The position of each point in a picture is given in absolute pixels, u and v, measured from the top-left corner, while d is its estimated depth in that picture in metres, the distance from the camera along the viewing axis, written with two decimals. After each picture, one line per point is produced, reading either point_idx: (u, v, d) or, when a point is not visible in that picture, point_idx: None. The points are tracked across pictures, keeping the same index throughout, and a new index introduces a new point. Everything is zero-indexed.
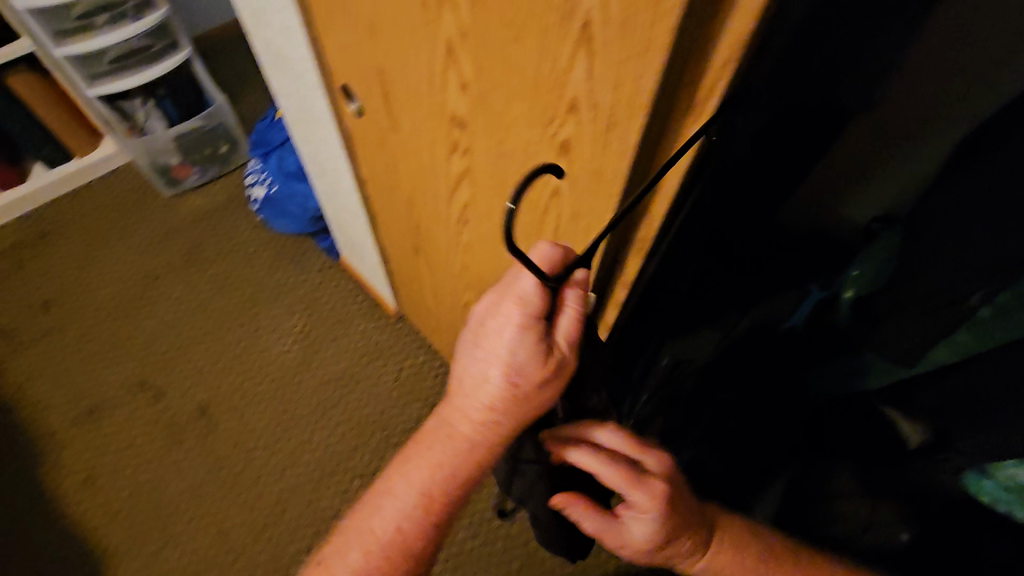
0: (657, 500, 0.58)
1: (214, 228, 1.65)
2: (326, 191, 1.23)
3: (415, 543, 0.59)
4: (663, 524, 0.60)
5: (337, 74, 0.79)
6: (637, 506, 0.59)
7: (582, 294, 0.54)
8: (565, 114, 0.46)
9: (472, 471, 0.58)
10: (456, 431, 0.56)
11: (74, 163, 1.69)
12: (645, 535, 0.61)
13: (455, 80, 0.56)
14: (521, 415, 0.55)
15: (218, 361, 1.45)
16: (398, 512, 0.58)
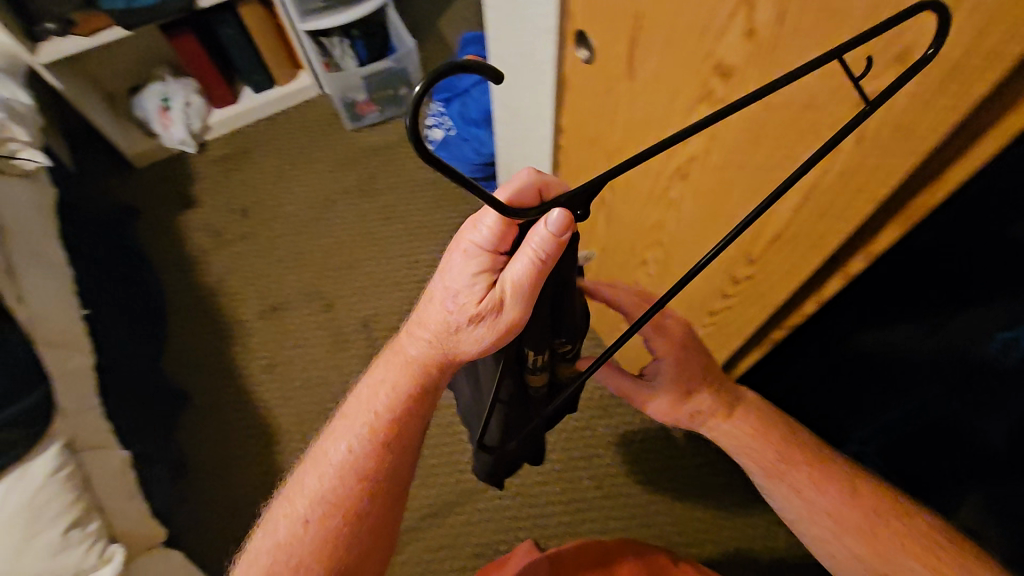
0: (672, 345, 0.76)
1: (388, 163, 1.78)
2: (508, 138, 1.29)
3: (370, 459, 0.64)
4: (677, 365, 0.76)
5: (575, 19, 0.82)
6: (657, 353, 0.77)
7: (554, 239, 0.49)
8: (888, 63, 0.47)
9: (418, 392, 0.64)
10: (405, 350, 0.63)
11: (275, 90, 1.88)
12: (667, 382, 0.77)
13: (739, 25, 0.57)
14: (458, 341, 0.59)
15: (381, 284, 1.60)
16: (355, 431, 0.64)
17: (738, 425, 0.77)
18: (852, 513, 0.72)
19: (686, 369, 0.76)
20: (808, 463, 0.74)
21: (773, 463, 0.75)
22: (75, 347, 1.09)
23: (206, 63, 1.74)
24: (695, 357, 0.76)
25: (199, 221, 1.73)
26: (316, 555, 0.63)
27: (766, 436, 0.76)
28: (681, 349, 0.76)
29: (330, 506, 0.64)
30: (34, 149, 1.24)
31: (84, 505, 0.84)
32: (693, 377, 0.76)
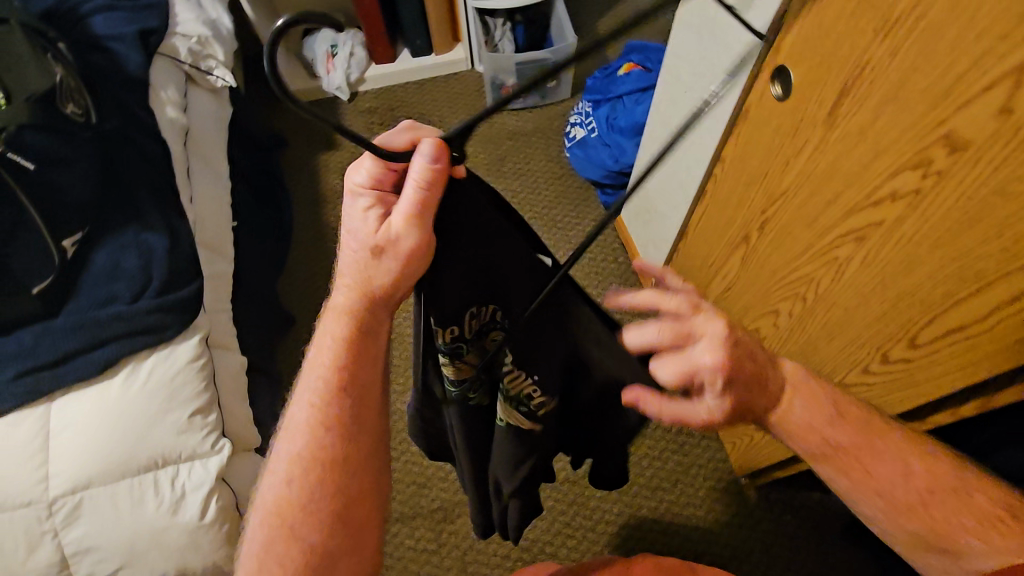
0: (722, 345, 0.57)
1: (522, 149, 1.80)
2: (653, 154, 1.26)
3: (327, 418, 0.60)
4: (728, 370, 0.57)
5: (780, 53, 0.78)
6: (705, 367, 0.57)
7: (426, 167, 0.53)
8: None
9: (361, 333, 0.61)
10: (337, 297, 0.62)
11: (432, 57, 1.94)
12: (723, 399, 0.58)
13: (997, 99, 0.53)
14: (376, 276, 0.59)
15: None
16: (309, 391, 0.61)
17: (791, 400, 0.62)
18: (907, 494, 0.59)
19: (739, 377, 0.58)
20: (857, 440, 0.60)
21: (821, 439, 0.60)
22: (221, 252, 1.19)
23: (377, 19, 1.82)
24: (746, 360, 0.58)
25: (336, 164, 1.82)
26: (301, 523, 0.58)
27: (817, 407, 0.61)
28: (729, 349, 0.57)
29: (304, 467, 0.59)
30: (226, 69, 1.35)
31: (208, 396, 0.93)
32: (746, 381, 0.58)
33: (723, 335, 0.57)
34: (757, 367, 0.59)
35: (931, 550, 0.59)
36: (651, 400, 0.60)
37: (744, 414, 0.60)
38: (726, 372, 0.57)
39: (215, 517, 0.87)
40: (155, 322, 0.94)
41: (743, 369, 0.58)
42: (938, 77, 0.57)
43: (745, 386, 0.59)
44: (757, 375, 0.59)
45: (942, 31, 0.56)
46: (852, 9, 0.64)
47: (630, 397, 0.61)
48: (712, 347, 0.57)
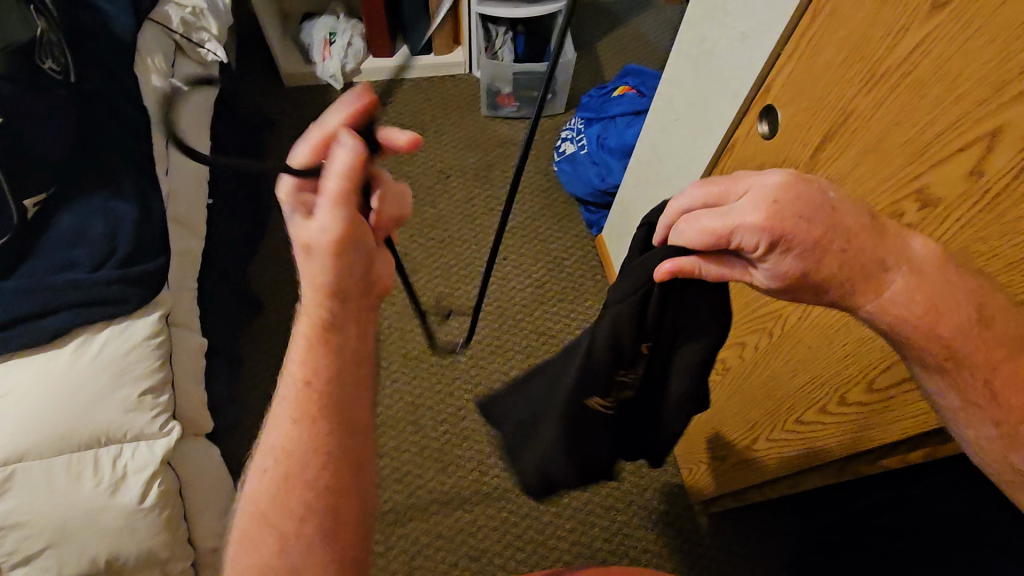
0: (788, 200, 0.48)
1: (512, 157, 1.80)
2: (639, 177, 1.28)
3: (305, 410, 0.54)
4: (794, 229, 0.48)
5: (770, 94, 0.81)
6: (758, 226, 0.49)
7: (354, 155, 0.51)
8: None
9: (331, 329, 0.55)
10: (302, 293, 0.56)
11: (431, 57, 1.94)
12: (780, 266, 0.50)
13: (970, 159, 0.56)
14: (322, 275, 0.53)
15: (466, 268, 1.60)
16: (285, 390, 0.56)
17: (905, 290, 0.50)
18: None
19: (811, 241, 0.48)
20: (988, 357, 0.51)
21: (944, 347, 0.51)
22: (193, 229, 1.16)
23: (379, 13, 1.81)
24: (822, 216, 0.48)
25: None
26: (280, 518, 0.54)
27: (950, 310, 0.50)
28: (797, 205, 0.48)
29: (281, 468, 0.54)
30: (218, 44, 1.32)
31: (162, 375, 0.91)
32: (822, 246, 0.48)
33: (776, 191, 0.49)
34: (831, 231, 0.48)
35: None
36: (689, 267, 0.56)
37: (807, 285, 0.51)
38: (776, 231, 0.48)
39: (156, 501, 0.84)
40: (116, 294, 0.90)
41: (802, 226, 0.48)
42: (914, 132, 0.60)
43: (809, 248, 0.48)
44: (832, 242, 0.48)
45: (923, 92, 0.58)
46: (841, 58, 0.66)
47: (664, 271, 0.56)
48: (755, 203, 0.49)
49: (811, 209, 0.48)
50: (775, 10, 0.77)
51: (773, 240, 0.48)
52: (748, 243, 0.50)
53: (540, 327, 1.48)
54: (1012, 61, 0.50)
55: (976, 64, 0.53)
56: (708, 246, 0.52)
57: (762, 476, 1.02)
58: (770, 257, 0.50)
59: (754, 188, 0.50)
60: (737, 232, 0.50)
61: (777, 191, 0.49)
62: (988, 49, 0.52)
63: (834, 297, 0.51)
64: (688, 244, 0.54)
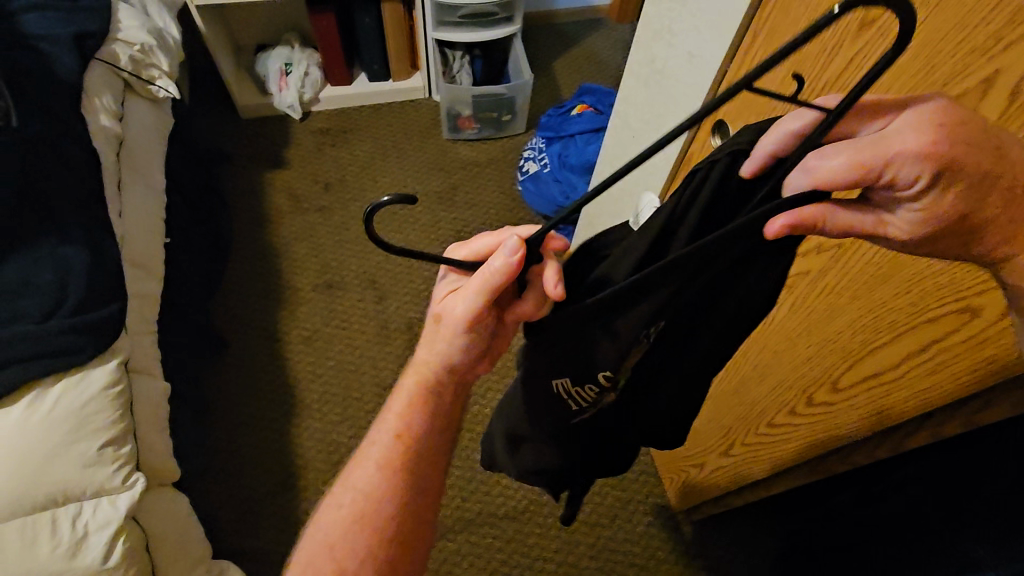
0: (954, 120, 0.40)
1: (475, 178, 1.81)
2: (602, 193, 1.30)
3: (399, 457, 0.58)
4: (964, 158, 0.40)
5: (720, 109, 0.83)
6: (927, 152, 0.39)
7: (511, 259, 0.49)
8: None
9: (435, 395, 0.59)
10: (423, 356, 0.59)
11: (389, 83, 1.94)
12: (933, 209, 0.42)
13: None
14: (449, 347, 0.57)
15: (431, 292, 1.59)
16: (382, 442, 0.59)
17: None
18: None
19: (976, 176, 0.41)
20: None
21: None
22: (150, 270, 1.13)
23: (334, 42, 1.81)
24: (989, 144, 0.41)
25: (284, 182, 1.77)
26: (344, 553, 0.57)
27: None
28: (963, 127, 0.40)
29: (370, 498, 0.58)
30: (170, 79, 1.31)
31: (123, 426, 0.87)
32: (984, 184, 0.42)
33: (941, 112, 0.40)
34: (999, 167, 0.41)
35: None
36: (814, 218, 0.43)
37: (950, 233, 0.44)
38: (943, 161, 0.39)
39: (120, 561, 0.80)
40: (67, 344, 0.87)
41: (973, 151, 0.40)
42: None
43: (971, 185, 0.41)
44: (995, 180, 0.42)
45: None
46: (785, 72, 0.69)
47: (778, 227, 0.43)
48: (917, 126, 0.40)
49: (981, 132, 0.40)
50: (718, 29, 0.80)
51: (941, 171, 0.40)
52: (904, 178, 0.40)
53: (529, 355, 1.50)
54: (939, 73, 0.53)
55: (907, 75, 0.56)
56: (851, 186, 0.41)
57: (737, 480, 1.04)
58: (925, 196, 0.41)
59: (908, 110, 0.41)
60: (897, 163, 0.40)
61: (942, 116, 0.40)
62: (915, 61, 0.55)
63: (974, 251, 0.47)
64: (820, 185, 0.43)
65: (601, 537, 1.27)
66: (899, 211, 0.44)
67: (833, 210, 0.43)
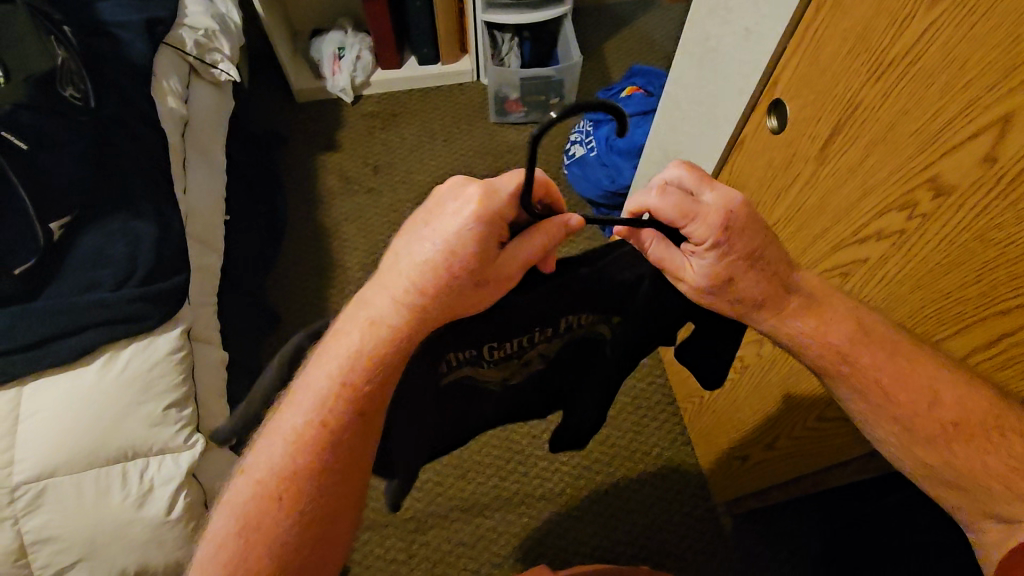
0: (732, 213, 0.58)
1: (521, 162, 1.81)
2: (651, 178, 1.28)
3: (338, 416, 0.54)
4: (725, 242, 0.58)
5: (778, 88, 0.80)
6: (704, 229, 0.58)
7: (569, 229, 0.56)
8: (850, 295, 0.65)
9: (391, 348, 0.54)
10: (376, 304, 0.55)
11: (438, 66, 1.95)
12: (706, 269, 0.60)
13: (984, 146, 0.54)
14: (444, 299, 0.54)
15: None
16: (314, 401, 0.54)
17: (791, 320, 0.63)
18: (906, 406, 0.61)
19: (732, 254, 0.59)
20: (840, 367, 0.63)
21: (832, 352, 0.63)
22: (211, 245, 1.19)
23: (386, 26, 1.84)
24: (744, 241, 0.59)
25: (335, 164, 1.82)
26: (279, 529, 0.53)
27: (832, 324, 0.63)
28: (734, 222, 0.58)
29: (298, 461, 0.53)
30: (231, 63, 1.36)
31: (185, 390, 0.92)
32: (735, 260, 0.59)
33: (729, 206, 0.58)
34: (753, 248, 0.60)
35: (969, 497, 0.59)
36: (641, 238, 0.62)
37: (721, 287, 0.61)
38: (713, 237, 0.58)
39: (181, 514, 0.86)
40: (136, 312, 0.93)
41: (730, 234, 0.58)
42: (926, 122, 0.59)
43: (732, 257, 0.59)
44: (749, 256, 0.60)
45: (932, 78, 0.57)
46: (849, 48, 0.65)
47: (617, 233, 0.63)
48: (713, 212, 0.58)
49: (739, 222, 0.58)
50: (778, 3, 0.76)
51: (712, 244, 0.58)
52: (695, 237, 0.59)
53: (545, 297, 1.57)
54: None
55: (986, 49, 0.52)
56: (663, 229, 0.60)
57: (785, 472, 1.01)
58: (703, 255, 0.59)
59: (713, 195, 0.58)
60: (685, 225, 0.59)
61: (723, 207, 0.58)
62: (996, 32, 0.50)
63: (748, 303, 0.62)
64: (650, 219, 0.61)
65: (638, 524, 1.27)
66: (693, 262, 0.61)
67: (652, 238, 0.62)
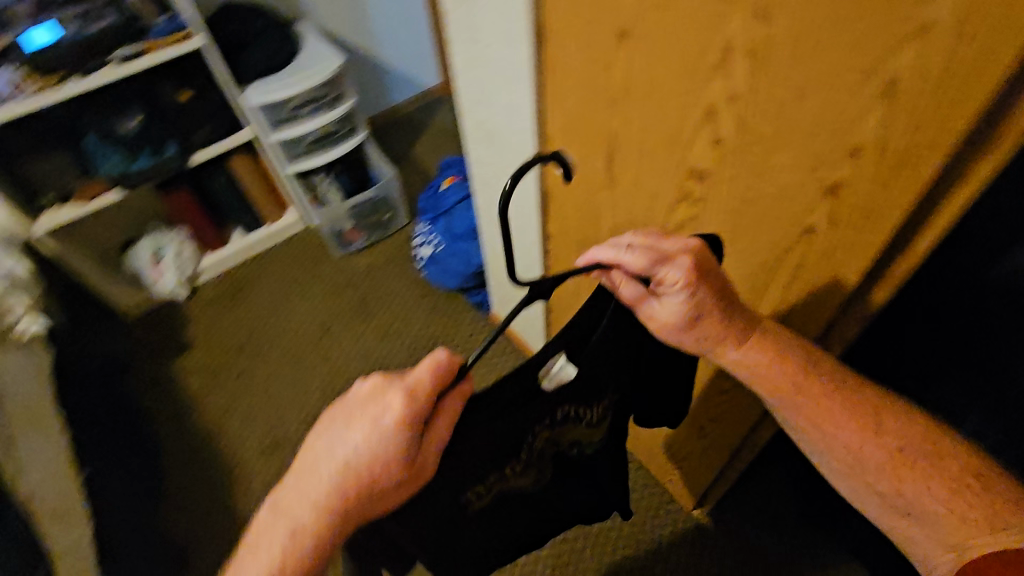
0: (704, 258, 0.61)
1: (381, 281, 1.83)
2: (497, 249, 1.36)
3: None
4: (696, 289, 0.61)
5: (554, 141, 0.91)
6: (677, 275, 0.60)
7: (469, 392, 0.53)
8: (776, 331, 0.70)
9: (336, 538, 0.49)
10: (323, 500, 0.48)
11: (266, 228, 1.95)
12: (677, 311, 0.63)
13: (708, 133, 0.65)
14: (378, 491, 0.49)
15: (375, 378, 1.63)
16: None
17: (751, 355, 0.69)
18: (850, 437, 0.66)
19: (702, 300, 0.63)
20: (790, 397, 0.68)
21: (785, 385, 0.68)
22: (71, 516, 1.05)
23: (197, 211, 1.81)
24: (714, 285, 0.62)
25: (194, 363, 1.70)
26: None
27: (775, 366, 0.68)
28: (700, 273, 0.61)
29: None
30: (33, 315, 1.27)
31: None
32: (706, 306, 0.63)
33: (698, 252, 0.61)
34: (716, 293, 0.63)
35: (920, 525, 0.62)
36: (610, 280, 0.60)
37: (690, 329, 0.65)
38: (690, 281, 0.60)
39: None
40: None
41: (707, 273, 0.61)
42: (663, 126, 0.70)
43: (701, 304, 0.63)
44: (710, 303, 0.64)
45: (650, 96, 0.68)
46: (586, 93, 0.77)
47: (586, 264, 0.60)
48: (683, 261, 0.60)
49: (707, 263, 0.62)
50: (520, 79, 0.88)
51: (688, 287, 0.60)
52: (671, 280, 0.60)
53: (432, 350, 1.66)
54: (690, 55, 0.60)
55: (670, 64, 0.63)
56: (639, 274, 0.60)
57: (725, 454, 1.05)
58: (674, 299, 0.62)
59: (679, 242, 0.61)
60: (662, 271, 0.60)
61: (692, 248, 0.60)
62: (672, 51, 0.62)
63: (709, 345, 0.67)
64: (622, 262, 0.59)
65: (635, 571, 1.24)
66: (665, 304, 0.62)
67: (626, 282, 0.60)
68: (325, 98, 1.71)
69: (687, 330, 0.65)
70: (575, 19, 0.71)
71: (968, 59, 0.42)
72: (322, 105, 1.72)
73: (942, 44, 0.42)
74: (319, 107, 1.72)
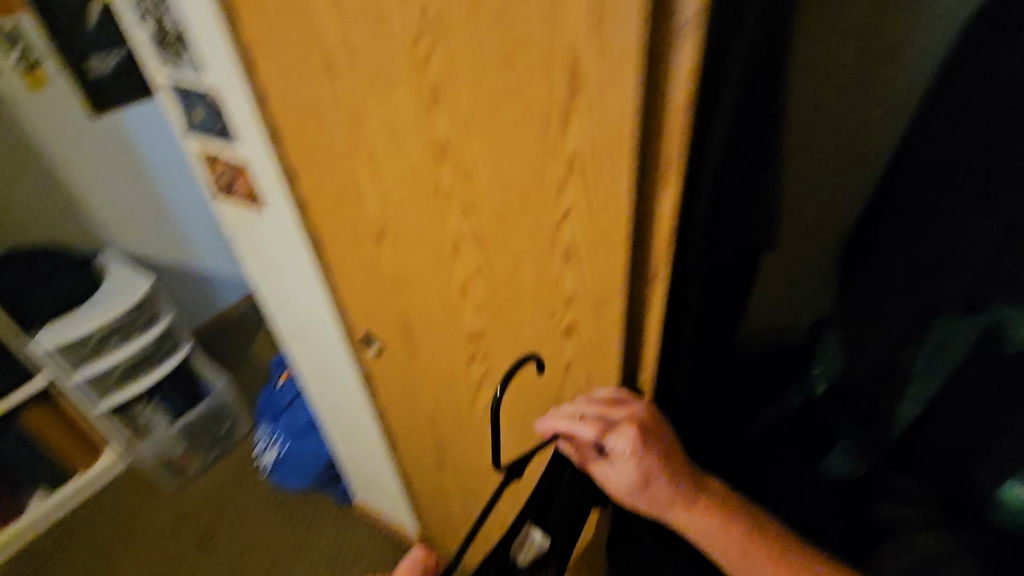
0: (647, 422, 0.59)
1: (227, 501, 1.66)
2: (339, 436, 1.31)
3: None
4: (642, 458, 0.57)
5: (358, 326, 0.96)
6: (618, 444, 0.58)
7: None
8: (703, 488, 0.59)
9: None
10: None
11: (75, 480, 1.68)
12: (627, 478, 0.58)
13: (470, 301, 0.74)
14: None
15: None
16: None
17: (705, 533, 0.57)
18: None
19: (652, 469, 0.57)
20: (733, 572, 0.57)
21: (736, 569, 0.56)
22: None
23: None
24: (665, 451, 0.58)
25: None
26: None
27: (725, 543, 0.57)
28: (644, 439, 0.58)
29: None
30: None
31: None
32: (659, 476, 0.57)
33: (641, 414, 0.60)
34: (664, 458, 0.58)
35: None
36: (565, 444, 0.62)
37: (641, 499, 0.59)
38: (634, 446, 0.57)
39: None
40: None
41: (659, 438, 0.59)
42: (435, 299, 0.78)
43: (650, 472, 0.57)
44: (656, 470, 0.57)
45: (417, 277, 0.77)
46: (370, 281, 0.85)
47: (546, 428, 0.63)
48: (625, 426, 0.58)
49: (659, 428, 0.60)
50: (312, 281, 0.94)
51: (633, 452, 0.57)
52: (612, 444, 0.58)
53: (297, 526, 1.57)
54: (434, 242, 0.71)
55: (422, 251, 0.73)
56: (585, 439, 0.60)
57: None
58: (618, 466, 0.58)
59: (627, 406, 0.61)
60: (603, 438, 0.59)
61: (636, 413, 0.60)
62: (420, 241, 0.72)
63: (671, 520, 0.59)
64: (566, 427, 0.61)
65: None
66: (612, 474, 0.59)
67: (574, 445, 0.62)
68: (135, 323, 1.61)
69: (643, 503, 0.59)
70: (342, 228, 0.80)
71: (603, 226, 0.54)
72: (132, 330, 1.61)
73: (584, 218, 0.55)
74: (128, 334, 1.60)
